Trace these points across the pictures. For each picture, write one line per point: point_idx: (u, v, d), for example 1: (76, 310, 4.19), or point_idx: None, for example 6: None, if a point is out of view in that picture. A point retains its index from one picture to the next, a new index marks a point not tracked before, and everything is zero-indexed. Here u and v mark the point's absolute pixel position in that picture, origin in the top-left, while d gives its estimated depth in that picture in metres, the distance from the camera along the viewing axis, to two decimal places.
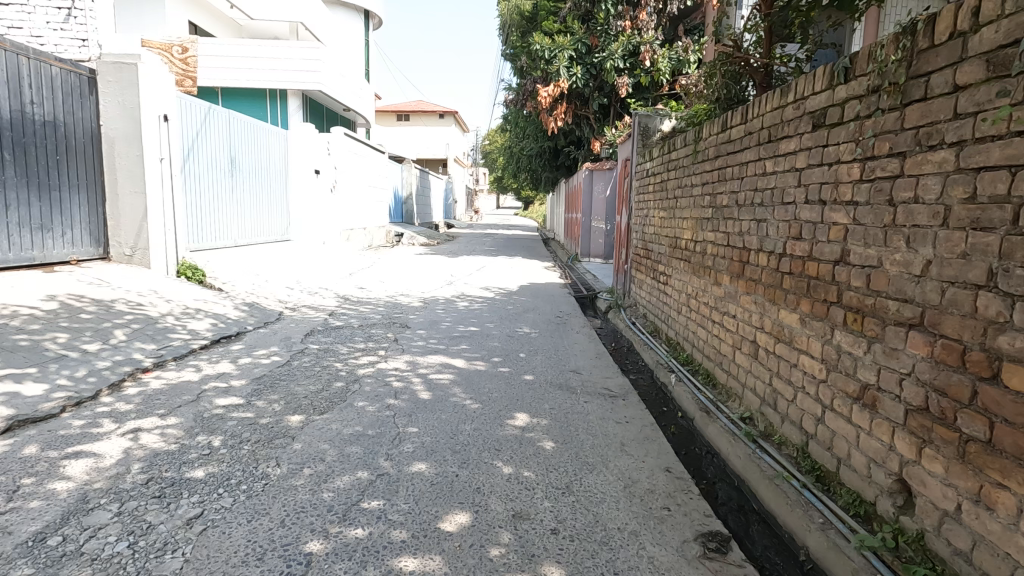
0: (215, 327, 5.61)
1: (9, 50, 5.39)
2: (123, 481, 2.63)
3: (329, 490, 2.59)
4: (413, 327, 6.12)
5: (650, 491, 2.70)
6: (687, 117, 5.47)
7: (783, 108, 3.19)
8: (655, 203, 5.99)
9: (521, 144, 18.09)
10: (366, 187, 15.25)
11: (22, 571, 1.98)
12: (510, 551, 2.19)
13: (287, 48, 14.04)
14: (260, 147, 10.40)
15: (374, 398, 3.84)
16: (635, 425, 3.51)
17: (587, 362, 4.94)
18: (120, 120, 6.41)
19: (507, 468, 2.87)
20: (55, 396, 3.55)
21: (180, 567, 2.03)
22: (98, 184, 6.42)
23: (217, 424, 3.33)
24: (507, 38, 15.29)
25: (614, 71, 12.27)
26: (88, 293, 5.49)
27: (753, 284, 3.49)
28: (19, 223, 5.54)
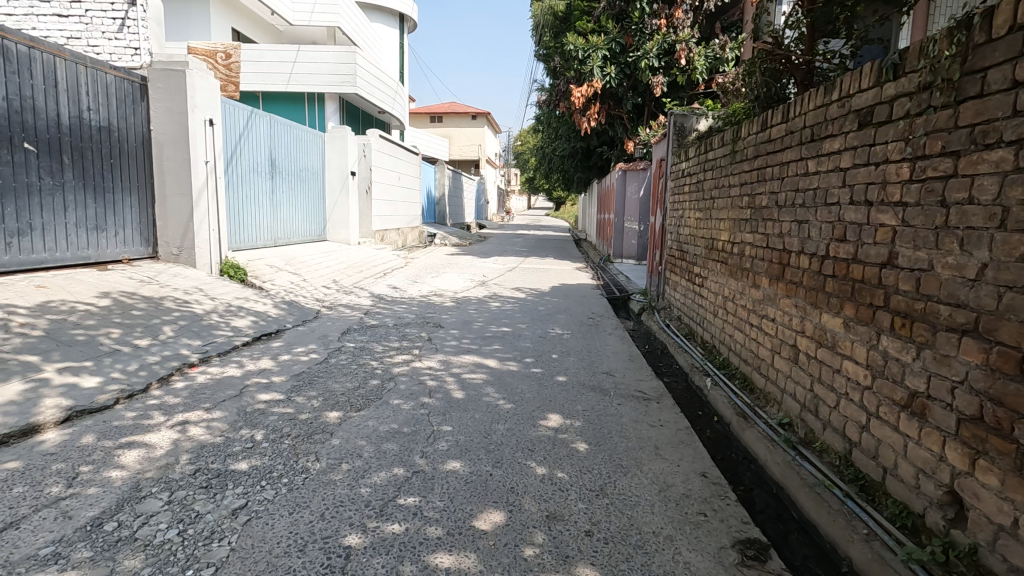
0: (256, 324, 5.79)
1: (69, 60, 5.70)
2: (173, 471, 2.75)
3: (366, 486, 2.64)
4: (446, 327, 6.19)
5: (685, 496, 2.66)
6: (725, 116, 5.37)
7: (826, 106, 3.10)
8: (690, 204, 5.91)
9: (553, 145, 18.07)
10: (400, 187, 15.48)
11: (82, 554, 2.09)
12: (544, 551, 2.20)
13: (325, 53, 14.44)
14: (299, 149, 10.68)
15: (410, 396, 3.91)
16: (670, 429, 3.46)
17: (621, 364, 4.90)
18: (168, 125, 6.68)
19: (541, 469, 2.88)
20: (109, 388, 3.73)
21: (226, 556, 2.11)
22: (148, 186, 6.71)
23: (259, 419, 3.44)
24: (540, 39, 15.28)
25: (649, 70, 12.16)
26: (140, 291, 5.74)
27: (794, 286, 3.40)
28: (76, 224, 5.82)
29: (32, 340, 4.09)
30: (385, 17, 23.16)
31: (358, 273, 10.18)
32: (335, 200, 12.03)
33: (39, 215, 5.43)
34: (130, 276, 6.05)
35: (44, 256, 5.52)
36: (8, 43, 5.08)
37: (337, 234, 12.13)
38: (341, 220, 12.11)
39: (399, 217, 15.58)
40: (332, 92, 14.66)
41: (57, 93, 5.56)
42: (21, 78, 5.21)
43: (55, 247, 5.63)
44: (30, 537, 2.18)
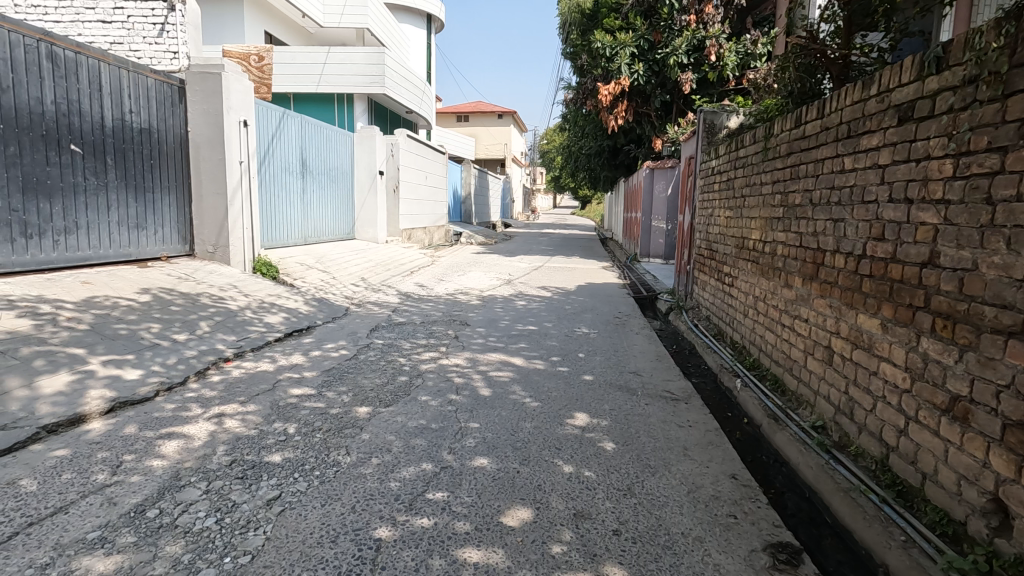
0: (288, 321, 5.93)
1: (113, 64, 5.91)
2: (211, 461, 2.84)
3: (396, 480, 2.69)
4: (472, 325, 6.23)
5: (714, 497, 2.63)
6: (757, 112, 5.29)
7: (864, 101, 3.02)
8: (720, 202, 5.81)
9: (580, 143, 18.00)
10: (427, 186, 15.62)
11: (127, 539, 2.18)
12: (572, 548, 2.21)
13: (354, 53, 14.66)
14: (329, 149, 10.88)
15: (437, 393, 3.94)
16: (698, 430, 3.42)
17: (648, 363, 4.86)
18: (205, 126, 6.88)
19: (568, 467, 2.88)
20: (150, 381, 3.87)
21: (262, 545, 2.17)
22: (185, 186, 6.92)
23: (292, 412, 3.53)
24: (567, 37, 15.21)
25: (678, 67, 12.01)
26: (177, 287, 5.92)
27: (828, 286, 3.33)
28: (119, 223, 6.04)
29: (78, 334, 4.27)
30: (413, 17, 23.39)
31: (385, 271, 10.31)
32: (363, 199, 12.21)
33: (84, 213, 5.65)
34: (168, 273, 6.25)
35: (89, 253, 5.73)
36: (57, 49, 5.30)
37: (365, 232, 12.30)
38: (369, 219, 12.28)
39: (425, 216, 15.71)
40: (361, 93, 14.87)
41: (101, 97, 5.78)
42: (68, 83, 5.42)
43: (100, 244, 5.84)
44: (78, 522, 2.28)
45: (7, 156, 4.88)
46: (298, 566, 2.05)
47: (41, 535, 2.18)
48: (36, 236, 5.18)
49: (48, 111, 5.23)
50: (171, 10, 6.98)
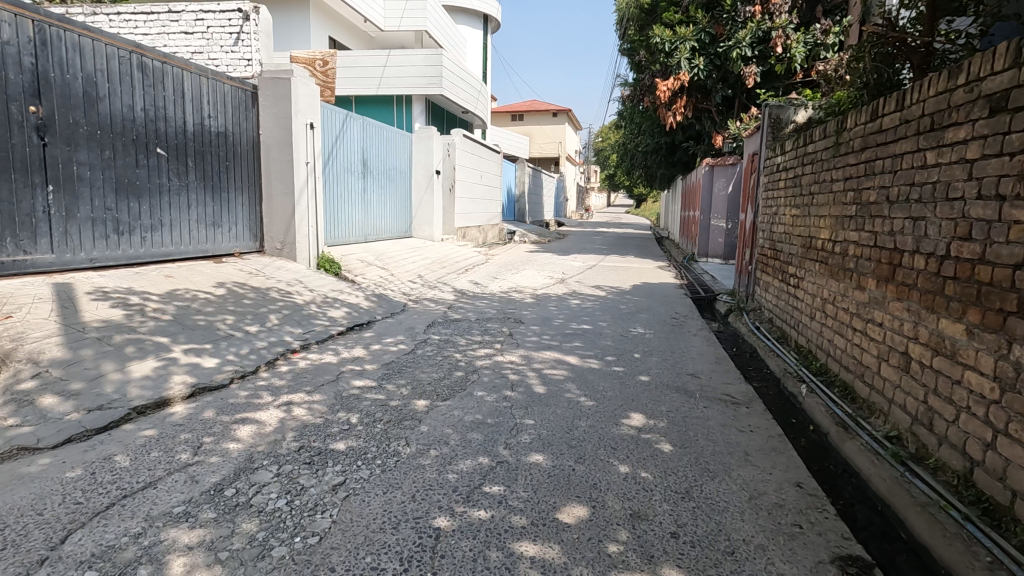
0: (350, 315, 6.16)
1: (194, 73, 6.31)
2: (281, 447, 3.00)
3: (453, 472, 2.75)
4: (527, 323, 6.26)
5: (778, 505, 2.54)
6: (827, 105, 5.04)
7: (950, 92, 2.83)
8: (786, 200, 5.58)
9: (636, 141, 17.70)
10: (482, 185, 15.79)
11: (208, 514, 2.34)
12: (628, 548, 2.19)
13: (412, 56, 14.99)
14: (388, 150, 11.20)
15: (493, 389, 4.00)
16: (761, 435, 3.31)
17: (706, 366, 4.74)
18: (275, 129, 7.24)
19: (624, 467, 2.86)
20: (225, 369, 4.13)
21: (329, 527, 2.27)
22: (257, 186, 7.32)
23: (355, 403, 3.67)
24: (624, 33, 14.91)
25: (741, 60, 11.60)
26: (249, 282, 6.27)
27: (905, 289, 3.14)
28: (197, 221, 6.46)
29: (163, 323, 4.60)
30: (469, 17, 23.73)
31: (441, 269, 10.51)
32: (420, 198, 12.47)
33: (167, 212, 6.07)
34: (241, 269, 6.62)
35: (171, 249, 6.16)
36: (146, 59, 5.72)
37: (421, 231, 12.57)
38: (425, 218, 12.54)
39: (480, 215, 15.89)
40: (419, 94, 15.21)
41: (184, 103, 6.18)
42: (155, 91, 5.84)
43: (181, 240, 6.26)
44: (165, 497, 2.47)
45: (104, 159, 5.31)
46: (362, 549, 2.14)
47: (134, 507, 2.38)
48: (126, 232, 5.61)
49: (138, 117, 5.65)
50: (245, 19, 7.37)
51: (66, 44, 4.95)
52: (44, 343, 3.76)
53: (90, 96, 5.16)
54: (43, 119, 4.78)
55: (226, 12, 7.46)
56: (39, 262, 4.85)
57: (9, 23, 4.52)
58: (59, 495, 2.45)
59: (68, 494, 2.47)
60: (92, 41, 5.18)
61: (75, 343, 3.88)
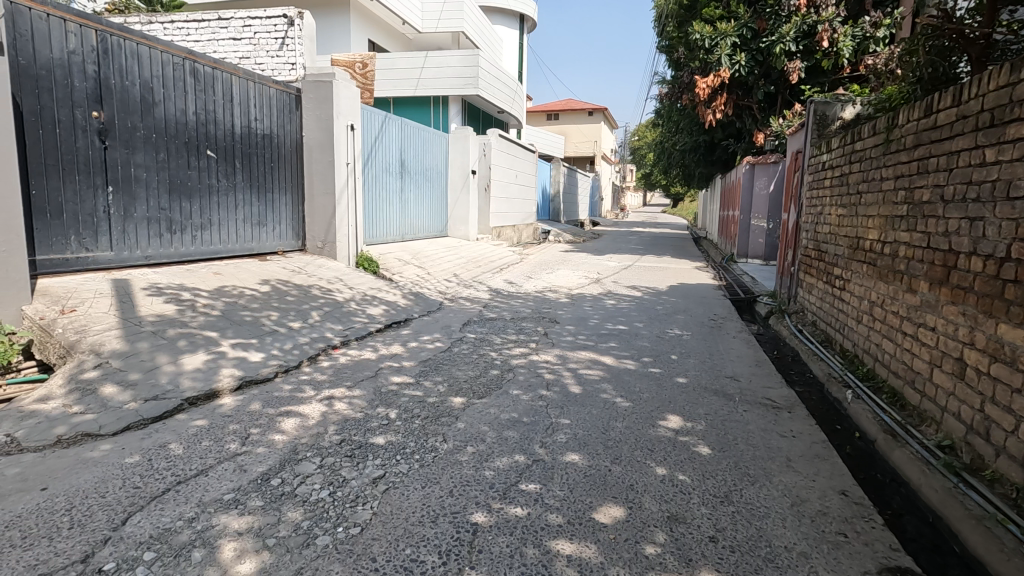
0: (388, 312, 6.29)
1: (243, 78, 6.55)
2: (323, 439, 3.09)
3: (490, 469, 2.79)
4: (562, 322, 6.26)
5: (822, 513, 2.48)
6: (878, 100, 4.86)
7: (1011, 86, 2.70)
8: (832, 200, 5.40)
9: (674, 139, 17.45)
10: (517, 185, 15.84)
11: (256, 502, 2.44)
12: (666, 551, 2.18)
13: (450, 57, 15.13)
14: (425, 150, 11.36)
15: (528, 388, 4.02)
16: (804, 441, 3.22)
17: (746, 369, 4.64)
18: (318, 131, 7.44)
19: (661, 469, 2.84)
20: (270, 363, 4.28)
21: (369, 519, 2.34)
22: (300, 187, 7.54)
23: (393, 399, 3.75)
24: (661, 30, 14.66)
25: (785, 55, 11.30)
26: (292, 279, 6.47)
27: (961, 292, 3.01)
28: (244, 220, 6.70)
29: (212, 319, 4.80)
30: (506, 18, 23.85)
31: (477, 268, 10.59)
32: (456, 198, 12.59)
33: (216, 211, 6.31)
34: (284, 266, 6.84)
35: (219, 247, 6.41)
36: (198, 65, 5.97)
37: (457, 230, 12.69)
38: (461, 217, 12.66)
39: (515, 214, 15.93)
40: (456, 94, 15.35)
41: (233, 106, 6.43)
42: (206, 95, 6.09)
43: (228, 239, 6.51)
44: (216, 484, 2.59)
45: (159, 161, 5.58)
46: (402, 541, 2.19)
47: (187, 493, 2.50)
48: (179, 231, 5.87)
49: (190, 121, 5.90)
50: (290, 25, 7.58)
51: (125, 52, 5.21)
52: (104, 336, 3.97)
53: (146, 101, 5.43)
54: (105, 123, 5.05)
55: (273, 18, 7.66)
56: (100, 259, 5.12)
57: (74, 34, 4.79)
58: (118, 480, 2.60)
59: (127, 478, 2.61)
60: (149, 48, 5.44)
61: (132, 336, 4.09)
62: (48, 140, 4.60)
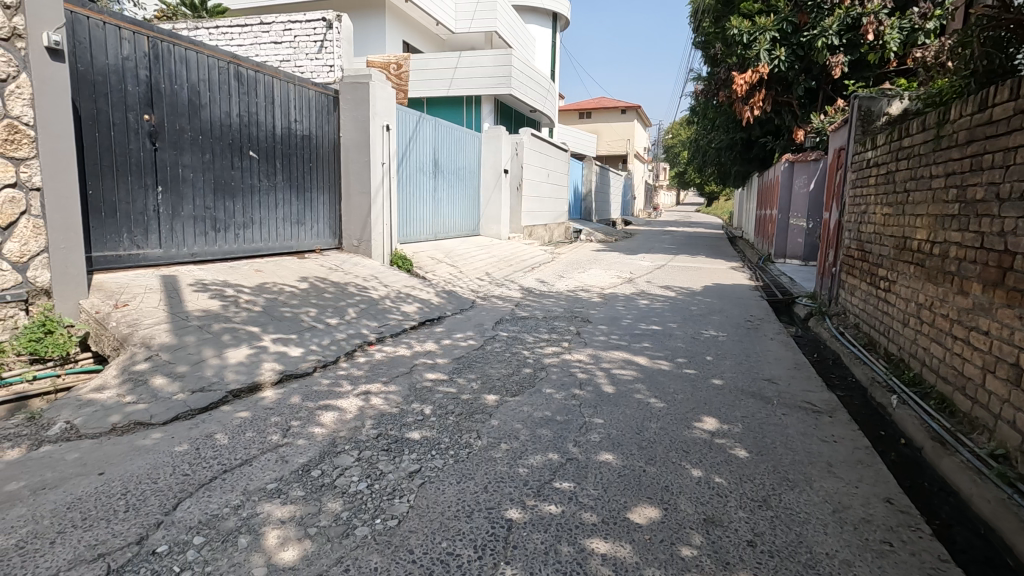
0: (422, 310, 6.38)
1: (284, 80, 6.73)
2: (361, 433, 3.17)
3: (524, 466, 2.80)
4: (595, 322, 6.23)
5: (866, 520, 2.41)
6: (927, 94, 4.68)
7: None
8: (877, 199, 5.22)
9: (710, 137, 17.14)
10: (549, 184, 15.81)
11: (298, 492, 2.52)
12: (703, 553, 2.16)
13: (483, 57, 15.21)
14: (459, 150, 11.46)
15: (561, 387, 4.02)
16: (846, 447, 3.13)
17: (785, 371, 4.53)
18: (355, 131, 7.59)
19: (697, 471, 2.80)
20: (309, 358, 4.39)
21: (406, 512, 2.38)
22: (337, 187, 7.71)
23: (428, 395, 3.81)
24: (697, 26, 14.44)
25: (827, 50, 10.97)
26: (329, 277, 6.62)
27: (1017, 295, 2.88)
28: (284, 219, 6.89)
29: (254, 314, 4.96)
30: (539, 17, 23.88)
31: (508, 267, 10.62)
32: (489, 197, 12.66)
33: (257, 210, 6.51)
34: (321, 264, 7.01)
35: (260, 245, 6.61)
36: (242, 69, 6.16)
37: (489, 229, 12.76)
38: (493, 216, 12.73)
39: (546, 214, 15.90)
40: (488, 94, 15.39)
41: (274, 108, 6.61)
42: (249, 98, 6.28)
43: (269, 237, 6.71)
44: (260, 474, 2.68)
45: (205, 162, 5.79)
46: (439, 534, 2.23)
47: (233, 481, 2.60)
48: (223, 230, 6.08)
49: (234, 123, 6.10)
50: (329, 28, 7.76)
51: (175, 57, 5.42)
52: (154, 329, 4.15)
53: (194, 104, 5.64)
54: (155, 126, 5.26)
55: (312, 21, 7.90)
56: (149, 256, 5.34)
57: (128, 40, 5.01)
58: (169, 467, 2.72)
59: (177, 465, 2.73)
60: (197, 53, 5.65)
61: (180, 330, 4.26)
62: (104, 142, 4.83)
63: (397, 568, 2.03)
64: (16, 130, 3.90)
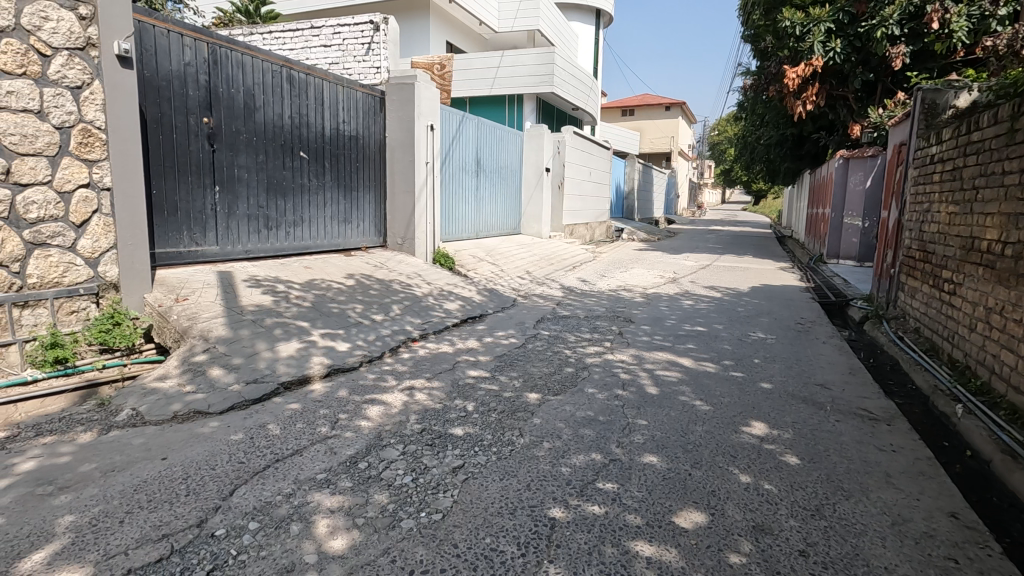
0: (464, 308, 6.44)
1: (333, 83, 6.90)
2: (406, 427, 3.23)
3: (567, 465, 2.79)
4: (637, 322, 6.14)
5: (928, 535, 2.29)
6: (1000, 85, 4.39)
7: None
8: (942, 196, 4.94)
9: (758, 133, 16.63)
10: (591, 183, 15.67)
11: (346, 483, 2.59)
12: (752, 561, 2.10)
13: (526, 55, 15.20)
14: (501, 149, 11.52)
15: (604, 386, 3.99)
16: (905, 457, 2.98)
17: (839, 376, 4.35)
18: (400, 131, 7.73)
19: (745, 477, 2.73)
20: (356, 353, 4.51)
21: (450, 506, 2.42)
22: (382, 186, 7.87)
23: (471, 392, 3.84)
24: (747, 19, 14.02)
25: (887, 40, 10.46)
26: (374, 274, 6.77)
27: None
28: (332, 218, 7.08)
29: (304, 309, 5.12)
30: (583, 15, 23.71)
31: (549, 266, 10.60)
32: (530, 195, 12.66)
33: (307, 209, 6.71)
34: (367, 262, 7.17)
35: (310, 243, 6.82)
36: (294, 72, 6.36)
37: (530, 228, 12.77)
38: (534, 214, 12.72)
39: (588, 212, 15.78)
40: (530, 93, 15.36)
41: (323, 110, 6.80)
42: (300, 100, 6.48)
43: (318, 235, 6.92)
44: (310, 464, 2.77)
45: (258, 163, 6.01)
46: (482, 530, 2.25)
47: (285, 470, 2.69)
48: (274, 228, 6.31)
49: (286, 124, 6.31)
50: (377, 30, 7.97)
51: (232, 63, 5.65)
52: (212, 322, 4.34)
53: (248, 107, 5.87)
54: (213, 129, 5.50)
55: (361, 24, 8.12)
56: (207, 253, 5.59)
57: (190, 47, 5.25)
58: (226, 454, 2.84)
59: (232, 453, 2.85)
60: (252, 58, 5.86)
61: (235, 324, 4.44)
62: (166, 144, 5.09)
63: (442, 561, 2.06)
64: (89, 133, 4.15)
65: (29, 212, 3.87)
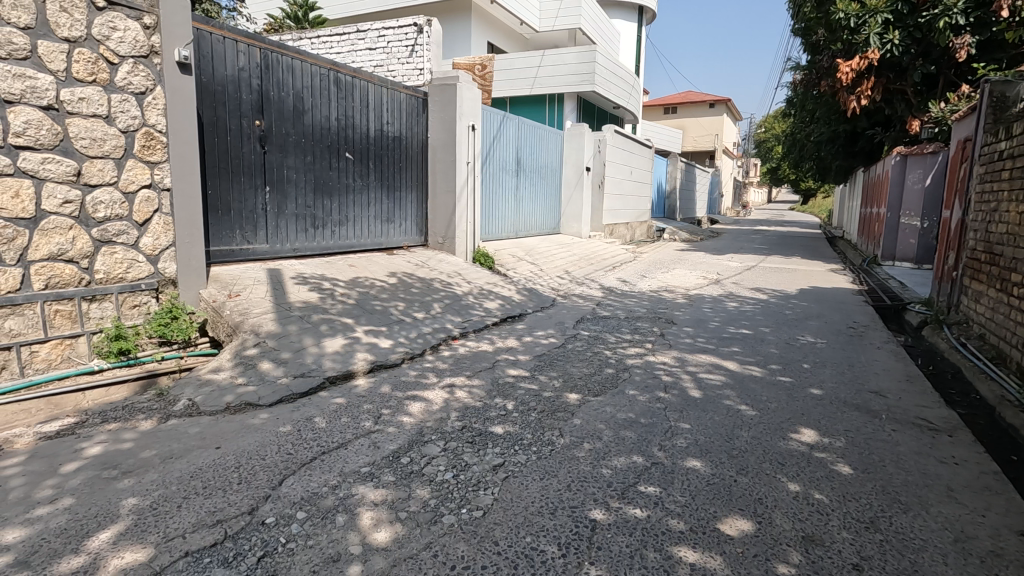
0: (504, 307, 6.47)
1: (378, 84, 7.05)
2: (446, 424, 3.27)
3: (608, 467, 2.77)
4: (679, 323, 6.03)
5: (994, 553, 2.16)
6: None
7: None
8: (1011, 194, 4.65)
9: (809, 129, 16.07)
10: (632, 182, 15.46)
11: (389, 477, 2.64)
12: (801, 572, 2.03)
13: (568, 53, 15.12)
14: (541, 148, 11.51)
15: (645, 388, 3.93)
16: (969, 470, 2.82)
17: (895, 384, 4.15)
18: (443, 132, 7.83)
19: (794, 485, 2.63)
20: (398, 350, 4.59)
21: (491, 504, 2.43)
22: (424, 186, 7.98)
23: (511, 391, 3.85)
24: (798, 12, 13.55)
25: (951, 30, 9.91)
26: (416, 272, 6.88)
27: None
28: (375, 217, 7.24)
29: (348, 306, 5.25)
30: (624, 12, 23.44)
31: (589, 265, 10.51)
32: (570, 195, 12.62)
33: (352, 209, 6.87)
34: (409, 261, 7.28)
35: (354, 242, 6.99)
36: (341, 75, 6.53)
37: (569, 228, 12.72)
38: (574, 214, 12.66)
39: (628, 212, 15.57)
40: (571, 92, 15.25)
41: (368, 111, 6.95)
42: (347, 102, 6.64)
43: (362, 234, 7.08)
44: (354, 457, 2.83)
45: (306, 164, 6.20)
46: (523, 529, 2.25)
47: (331, 463, 2.77)
48: (321, 227, 6.49)
49: (333, 126, 6.48)
50: (420, 32, 8.07)
51: (283, 67, 5.85)
52: (262, 318, 4.51)
53: (298, 109, 6.06)
54: (264, 131, 5.71)
55: (405, 27, 8.24)
56: (257, 250, 5.80)
57: (244, 52, 5.47)
58: (275, 445, 2.94)
59: (282, 444, 2.95)
60: (302, 62, 6.05)
61: (284, 319, 4.59)
62: (221, 146, 5.31)
63: (483, 558, 2.07)
64: (152, 137, 4.37)
65: (97, 212, 4.09)
